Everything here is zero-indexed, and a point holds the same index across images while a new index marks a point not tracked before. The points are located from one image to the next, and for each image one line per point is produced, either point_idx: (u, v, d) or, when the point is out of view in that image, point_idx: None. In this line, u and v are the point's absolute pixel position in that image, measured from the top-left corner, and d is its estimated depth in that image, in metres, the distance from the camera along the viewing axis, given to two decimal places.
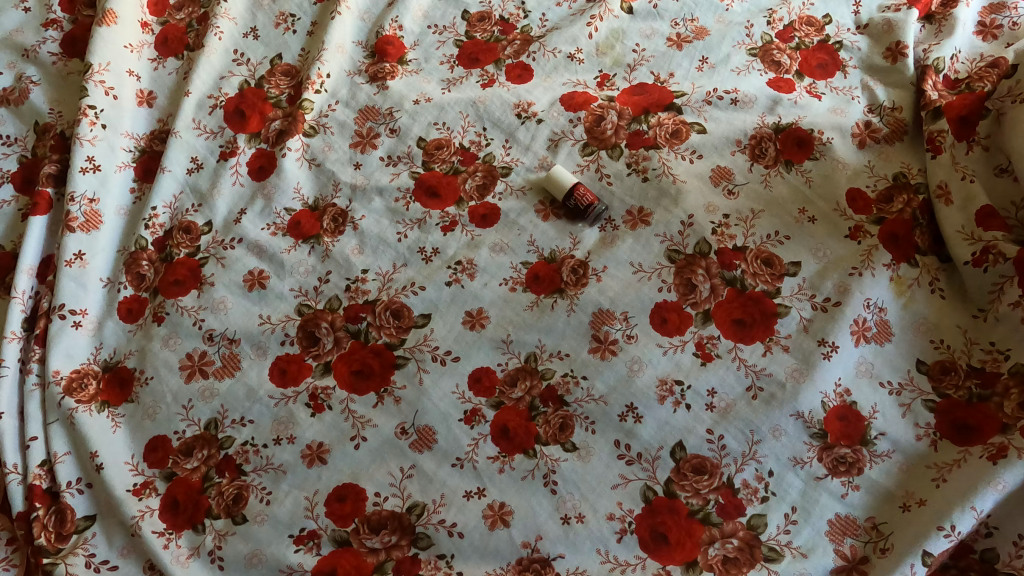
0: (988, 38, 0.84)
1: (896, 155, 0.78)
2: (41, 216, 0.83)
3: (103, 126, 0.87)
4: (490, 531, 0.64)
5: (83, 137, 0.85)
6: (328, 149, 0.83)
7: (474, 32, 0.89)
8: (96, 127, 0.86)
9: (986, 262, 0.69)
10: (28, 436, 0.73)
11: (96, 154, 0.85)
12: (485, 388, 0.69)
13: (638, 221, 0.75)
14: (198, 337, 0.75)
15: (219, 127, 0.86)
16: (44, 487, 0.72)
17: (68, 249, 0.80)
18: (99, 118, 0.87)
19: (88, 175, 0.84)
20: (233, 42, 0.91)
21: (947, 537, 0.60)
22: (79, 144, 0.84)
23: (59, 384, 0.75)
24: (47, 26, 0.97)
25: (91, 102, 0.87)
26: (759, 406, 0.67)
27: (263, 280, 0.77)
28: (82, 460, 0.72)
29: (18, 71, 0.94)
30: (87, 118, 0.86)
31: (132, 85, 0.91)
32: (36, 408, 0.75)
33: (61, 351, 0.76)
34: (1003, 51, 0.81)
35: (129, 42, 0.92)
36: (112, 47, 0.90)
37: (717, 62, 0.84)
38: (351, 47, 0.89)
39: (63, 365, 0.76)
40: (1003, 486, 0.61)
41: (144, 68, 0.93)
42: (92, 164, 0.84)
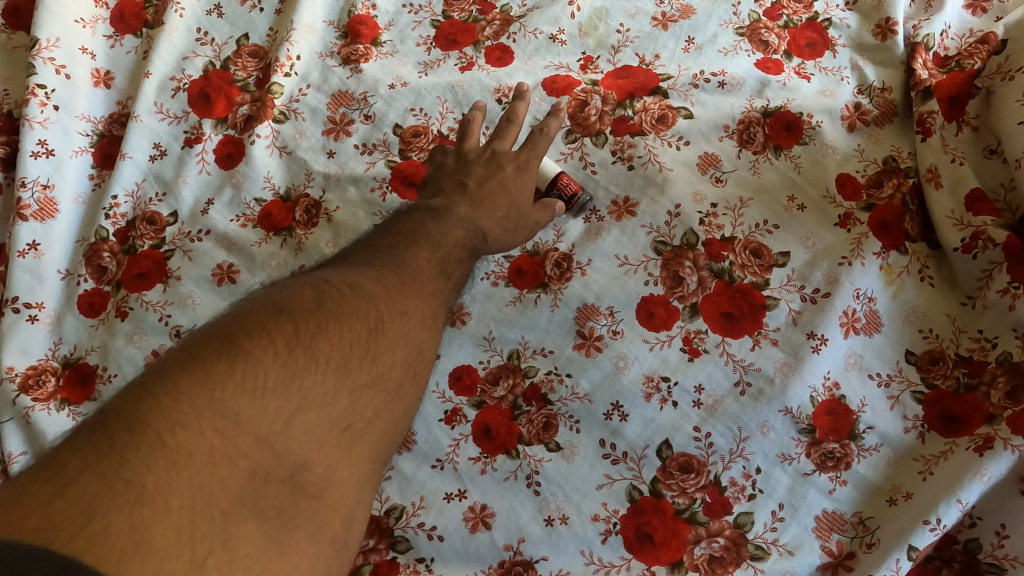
0: (978, 13, 0.80)
1: (885, 138, 0.75)
2: None
3: (55, 107, 0.82)
4: (472, 534, 0.64)
5: (33, 119, 0.81)
6: (299, 136, 0.79)
7: (451, 11, 0.85)
8: (48, 108, 0.82)
9: (975, 248, 0.67)
10: None
11: (49, 138, 0.81)
12: (466, 387, 0.68)
13: (623, 212, 0.73)
14: (164, 333, 0.72)
15: (183, 112, 0.82)
16: None
17: (22, 239, 0.77)
18: (50, 99, 0.82)
19: (40, 160, 0.80)
20: (196, 19, 0.87)
21: (932, 532, 0.59)
22: (29, 127, 0.81)
23: (15, 381, 0.72)
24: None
25: (41, 82, 0.82)
26: (747, 403, 0.65)
27: (233, 274, 0.74)
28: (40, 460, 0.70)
29: None
30: (36, 98, 0.82)
31: (86, 64, 0.86)
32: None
33: (16, 346, 0.74)
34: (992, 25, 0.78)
35: (80, 17, 0.87)
36: (61, 22, 0.86)
37: (703, 43, 0.80)
38: (322, 27, 0.85)
39: (19, 361, 0.73)
40: (989, 478, 0.60)
41: (99, 45, 0.88)
42: (45, 148, 0.81)
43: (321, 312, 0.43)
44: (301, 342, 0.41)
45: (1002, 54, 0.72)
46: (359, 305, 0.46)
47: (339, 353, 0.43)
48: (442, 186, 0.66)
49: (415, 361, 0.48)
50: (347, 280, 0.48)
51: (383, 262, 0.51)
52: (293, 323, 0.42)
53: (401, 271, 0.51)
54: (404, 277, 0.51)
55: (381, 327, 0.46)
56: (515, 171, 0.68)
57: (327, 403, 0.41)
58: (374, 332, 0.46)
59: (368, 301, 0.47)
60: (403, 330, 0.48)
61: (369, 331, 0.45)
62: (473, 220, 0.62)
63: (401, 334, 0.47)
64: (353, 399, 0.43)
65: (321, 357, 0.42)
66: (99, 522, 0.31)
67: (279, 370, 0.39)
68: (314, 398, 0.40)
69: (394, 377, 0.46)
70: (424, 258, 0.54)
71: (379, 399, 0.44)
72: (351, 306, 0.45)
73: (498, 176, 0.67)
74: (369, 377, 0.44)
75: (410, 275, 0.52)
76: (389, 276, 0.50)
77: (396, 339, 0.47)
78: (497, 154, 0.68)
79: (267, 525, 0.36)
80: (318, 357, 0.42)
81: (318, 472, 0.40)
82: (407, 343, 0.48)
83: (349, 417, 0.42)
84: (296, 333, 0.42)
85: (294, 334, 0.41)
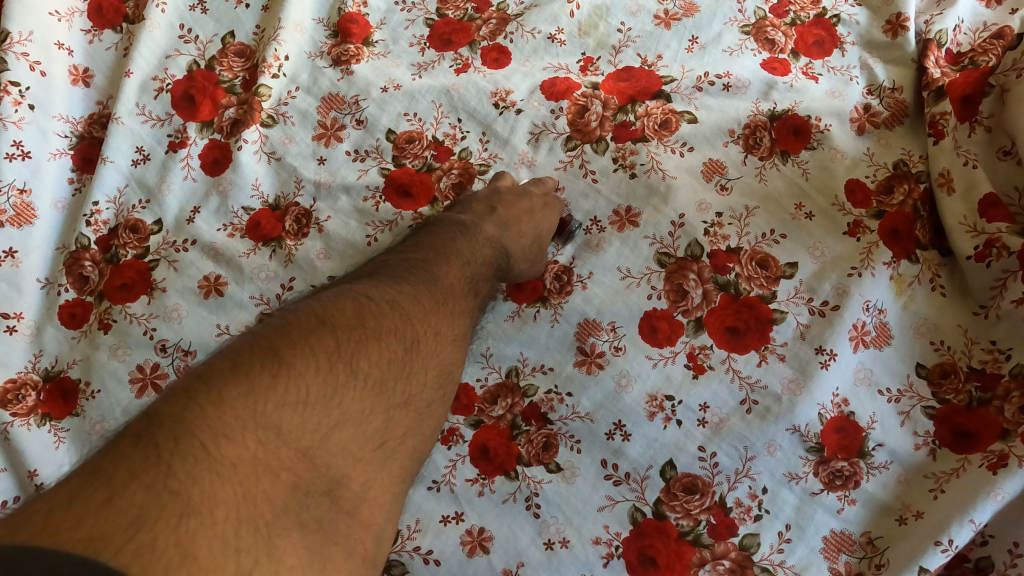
0: (992, 5, 0.77)
1: (896, 140, 0.73)
2: None
3: (30, 106, 0.79)
4: (469, 558, 0.62)
5: (7, 119, 0.78)
6: (289, 141, 0.77)
7: (445, 9, 0.81)
8: (22, 108, 0.79)
9: (990, 257, 0.64)
10: None
11: (25, 139, 0.78)
12: (463, 406, 0.65)
13: (625, 222, 0.70)
14: (149, 347, 0.70)
15: (166, 114, 0.79)
16: None
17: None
18: (24, 98, 0.79)
19: (16, 163, 0.77)
20: (178, 15, 0.83)
21: (944, 553, 0.58)
22: (4, 128, 0.77)
23: None
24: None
25: (15, 79, 0.79)
26: (753, 421, 0.63)
27: (221, 287, 0.71)
28: (19, 477, 0.69)
29: None
30: (10, 97, 0.79)
31: (63, 60, 0.82)
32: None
33: None
34: (1007, 18, 0.75)
35: (55, 9, 0.83)
36: (34, 15, 0.81)
37: (707, 42, 0.77)
38: (310, 26, 0.82)
39: None
40: (1003, 496, 0.58)
41: (76, 41, 0.84)
42: (21, 150, 0.77)
43: (361, 327, 0.45)
44: (342, 361, 0.43)
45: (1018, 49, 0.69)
46: (394, 324, 0.47)
47: (376, 372, 0.44)
48: (471, 206, 0.67)
49: (440, 383, 0.50)
50: (382, 299, 0.49)
51: (414, 280, 0.53)
52: (334, 341, 0.43)
53: (432, 292, 0.53)
54: (434, 298, 0.53)
55: (413, 347, 0.48)
56: (543, 207, 0.68)
57: (361, 421, 0.43)
58: (407, 352, 0.47)
59: (403, 321, 0.48)
60: (431, 352, 0.50)
61: (402, 353, 0.47)
62: (500, 244, 0.64)
63: (429, 356, 0.49)
64: (385, 417, 0.44)
65: (359, 375, 0.43)
66: (148, 532, 0.31)
67: (319, 387, 0.41)
68: (350, 416, 0.42)
69: (422, 396, 0.48)
70: (451, 280, 0.56)
71: (409, 419, 0.46)
72: (386, 325, 0.47)
73: (526, 204, 0.67)
74: (400, 396, 0.46)
75: (440, 295, 0.53)
76: (420, 295, 0.52)
77: (425, 361, 0.49)
78: (527, 188, 0.69)
79: (308, 536, 0.37)
80: (357, 375, 0.43)
81: (352, 488, 0.41)
82: (436, 361, 0.50)
83: (382, 434, 0.44)
84: (336, 351, 0.43)
85: (334, 351, 0.43)
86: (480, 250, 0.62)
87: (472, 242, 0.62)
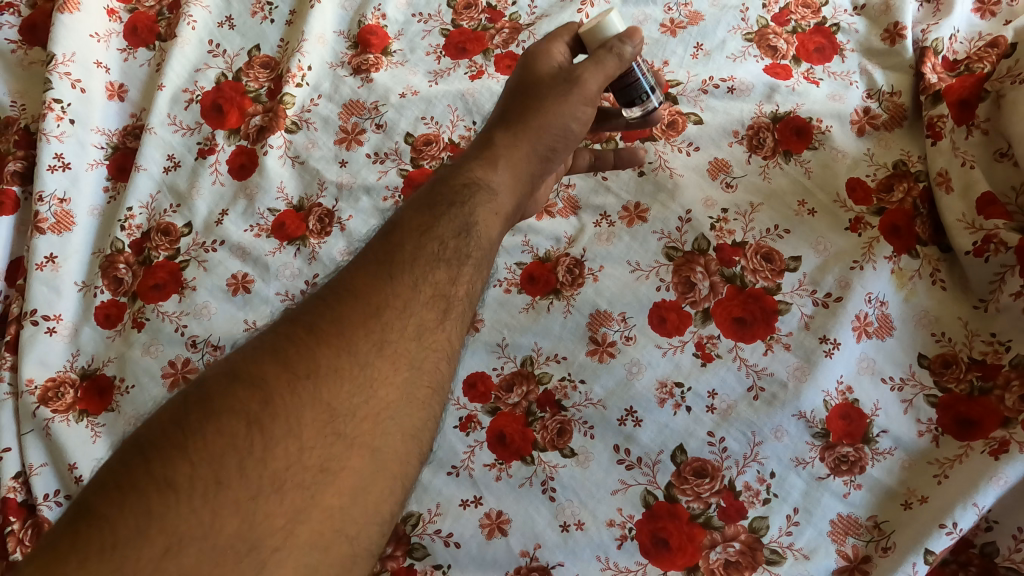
0: (986, 16, 0.80)
1: (896, 141, 0.75)
2: (7, 217, 0.82)
3: (71, 121, 0.84)
4: (488, 540, 0.64)
5: (49, 133, 0.82)
6: (311, 146, 0.80)
7: (459, 20, 0.85)
8: (64, 122, 0.83)
9: (988, 252, 0.66)
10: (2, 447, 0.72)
11: (65, 152, 0.83)
12: (480, 394, 0.69)
13: (634, 217, 0.74)
14: (180, 343, 0.73)
15: (196, 123, 0.84)
16: (20, 500, 0.71)
17: (40, 253, 0.78)
18: (66, 113, 0.84)
19: (57, 174, 0.82)
20: (207, 32, 0.89)
21: (948, 536, 0.59)
22: (46, 141, 0.82)
23: (34, 393, 0.73)
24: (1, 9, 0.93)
25: (58, 96, 0.84)
26: (760, 407, 0.65)
27: (248, 284, 0.75)
28: (60, 471, 0.71)
29: None
30: (53, 113, 0.83)
31: (101, 77, 0.88)
32: (9, 419, 0.73)
33: (35, 358, 0.75)
34: (1002, 29, 0.77)
35: (95, 31, 0.89)
36: (77, 37, 0.87)
37: (712, 49, 0.81)
38: (332, 38, 0.87)
39: (38, 373, 0.74)
40: (1005, 481, 0.59)
41: (113, 59, 0.90)
42: (61, 162, 0.82)
43: (194, 420, 0.40)
44: (152, 480, 0.37)
45: (1013, 57, 0.71)
46: (238, 395, 0.41)
47: (209, 469, 0.38)
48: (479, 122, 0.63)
49: (343, 428, 0.42)
50: (238, 367, 0.43)
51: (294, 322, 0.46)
52: (145, 459, 0.38)
53: (314, 320, 0.45)
54: (310, 335, 0.45)
55: (272, 408, 0.41)
56: (520, 64, 0.64)
57: (204, 535, 0.37)
58: (259, 421, 0.40)
59: (253, 383, 0.42)
60: (313, 398, 0.42)
61: (252, 424, 0.40)
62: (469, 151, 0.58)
63: (308, 406, 0.42)
64: (250, 509, 0.38)
65: (181, 485, 0.38)
66: None
67: (128, 522, 0.36)
68: (183, 535, 0.36)
69: (307, 465, 0.40)
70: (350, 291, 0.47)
71: (292, 496, 0.39)
72: (226, 401, 0.41)
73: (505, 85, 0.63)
74: (266, 482, 0.39)
75: (326, 317, 0.45)
76: (292, 334, 0.45)
77: (298, 416, 0.41)
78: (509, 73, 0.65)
79: None
80: (177, 485, 0.37)
81: None
82: (321, 406, 0.42)
83: (249, 539, 0.37)
84: (144, 470, 0.38)
85: (159, 465, 0.38)
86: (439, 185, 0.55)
87: (412, 197, 0.55)
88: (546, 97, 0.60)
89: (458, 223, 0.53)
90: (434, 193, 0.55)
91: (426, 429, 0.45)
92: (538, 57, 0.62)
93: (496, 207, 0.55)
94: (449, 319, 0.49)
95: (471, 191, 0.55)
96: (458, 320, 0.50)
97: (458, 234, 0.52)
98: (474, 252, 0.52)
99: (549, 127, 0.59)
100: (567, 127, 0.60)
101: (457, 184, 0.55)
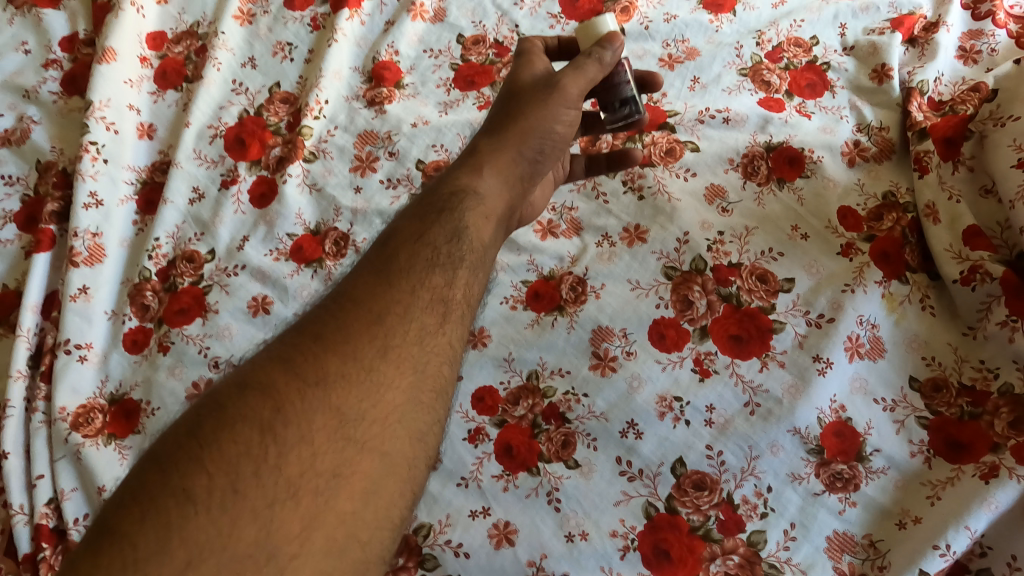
0: (970, 63, 0.83)
1: (885, 173, 0.78)
2: (44, 253, 0.87)
3: (105, 161, 0.90)
4: (496, 551, 0.66)
5: (85, 173, 0.89)
6: (328, 174, 0.86)
7: (468, 55, 0.92)
8: (98, 163, 0.90)
9: (974, 281, 0.68)
10: (35, 475, 0.74)
11: (99, 189, 0.88)
12: (488, 407, 0.72)
13: (634, 238, 0.78)
14: (203, 365, 0.76)
15: (219, 156, 0.89)
16: (51, 526, 0.72)
17: (74, 285, 0.82)
18: (101, 154, 0.90)
19: (91, 211, 0.87)
20: (231, 72, 0.96)
21: (942, 558, 0.60)
22: (82, 180, 0.88)
23: (66, 420, 0.76)
24: (47, 65, 1.03)
25: (93, 139, 0.91)
26: (757, 422, 0.67)
27: (267, 305, 0.79)
28: (90, 494, 0.73)
29: (19, 111, 1.00)
30: (89, 154, 0.90)
31: (133, 119, 0.95)
32: (42, 446, 0.76)
33: (67, 386, 0.77)
34: (983, 75, 0.81)
35: (128, 78, 0.97)
36: (112, 84, 0.95)
37: (708, 82, 0.86)
38: (348, 73, 0.93)
39: (70, 401, 0.77)
40: (996, 506, 0.60)
41: (143, 102, 0.97)
42: (95, 199, 0.88)
43: (205, 433, 0.42)
44: (171, 492, 0.39)
45: (994, 102, 0.75)
46: (251, 403, 0.43)
47: (226, 478, 0.40)
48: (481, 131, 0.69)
49: (351, 432, 0.44)
50: (248, 378, 0.45)
51: (298, 335, 0.49)
52: (163, 472, 0.40)
53: (319, 330, 0.49)
54: (314, 345, 0.48)
55: (284, 415, 0.43)
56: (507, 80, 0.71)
57: (222, 545, 0.38)
58: (272, 428, 0.43)
59: (264, 392, 0.44)
60: (322, 404, 0.45)
61: (265, 432, 0.42)
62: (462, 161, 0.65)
63: (318, 412, 0.44)
64: (266, 517, 0.40)
65: (199, 495, 0.39)
66: None
67: (149, 536, 0.37)
68: (203, 545, 0.38)
69: (320, 470, 0.42)
70: (349, 304, 0.51)
71: (306, 503, 0.41)
72: (239, 410, 0.43)
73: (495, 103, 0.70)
74: (281, 488, 0.41)
75: (331, 326, 0.49)
76: (299, 344, 0.48)
77: (309, 423, 0.44)
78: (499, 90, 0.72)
79: None
80: (195, 496, 0.39)
81: None
82: (328, 412, 0.44)
83: (266, 547, 0.39)
84: (164, 483, 0.40)
85: (174, 479, 0.40)
86: (430, 196, 0.61)
87: (406, 210, 0.60)
88: (529, 105, 0.67)
89: (449, 229, 0.57)
90: (426, 204, 0.60)
91: (433, 433, 0.48)
92: (526, 66, 0.71)
93: (482, 210, 0.61)
94: (449, 323, 0.52)
95: (458, 199, 0.60)
96: (458, 324, 0.53)
97: (450, 238, 0.57)
98: (467, 256, 0.57)
99: (531, 129, 0.66)
100: (550, 128, 0.67)
101: (446, 193, 0.61)
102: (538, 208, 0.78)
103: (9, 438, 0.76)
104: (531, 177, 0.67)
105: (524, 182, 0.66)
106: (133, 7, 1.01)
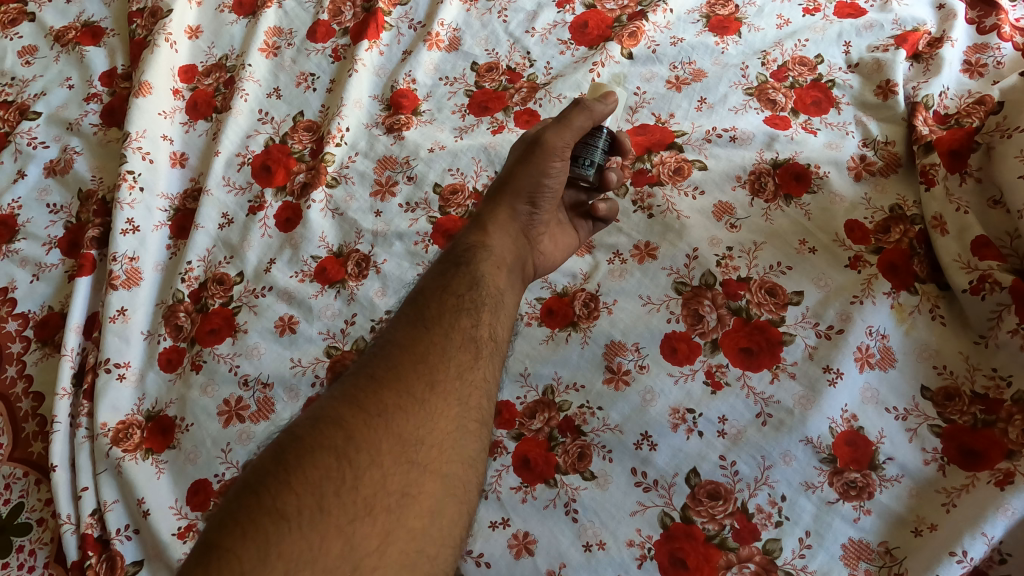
0: (975, 76, 0.85)
1: (892, 187, 0.79)
2: (86, 276, 0.91)
3: (140, 189, 0.95)
4: (516, 560, 0.68)
5: (123, 200, 0.93)
6: (350, 199, 0.89)
7: (482, 82, 0.96)
8: (135, 190, 0.94)
9: (984, 290, 0.69)
10: (80, 487, 0.78)
11: (135, 216, 0.93)
12: (506, 421, 0.75)
13: (645, 254, 0.80)
14: (234, 382, 0.80)
15: (247, 183, 0.93)
16: (96, 536, 0.76)
17: (113, 307, 0.87)
18: (137, 182, 0.95)
19: (129, 236, 0.91)
20: (258, 102, 1.00)
21: (959, 563, 0.60)
22: (120, 207, 0.92)
23: (107, 435, 0.79)
24: (89, 99, 1.09)
25: (130, 168, 0.95)
26: (769, 432, 0.69)
27: (293, 325, 0.82)
28: (131, 506, 0.76)
29: (63, 143, 1.06)
30: (126, 183, 0.94)
31: (166, 148, 0.99)
32: (85, 460, 0.79)
33: (107, 403, 0.81)
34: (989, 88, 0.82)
35: (163, 110, 1.02)
36: (147, 116, 1.00)
37: (715, 102, 0.89)
38: (367, 102, 0.97)
39: (110, 417, 0.81)
40: (1013, 513, 0.60)
41: (176, 132, 1.02)
42: (132, 226, 0.92)
43: (288, 461, 0.45)
44: (267, 512, 0.42)
45: (1001, 113, 0.76)
46: (326, 434, 0.47)
47: (313, 497, 0.43)
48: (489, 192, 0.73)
49: (414, 456, 0.48)
50: (318, 414, 0.49)
51: (354, 378, 0.52)
52: (257, 496, 0.43)
53: (373, 371, 0.53)
54: (369, 385, 0.51)
55: (355, 442, 0.47)
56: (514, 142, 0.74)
57: (314, 558, 0.41)
58: (347, 454, 0.46)
59: (334, 424, 0.48)
60: (386, 431, 0.48)
61: (341, 456, 0.46)
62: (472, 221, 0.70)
63: (383, 438, 0.48)
64: (348, 534, 0.43)
65: (290, 514, 0.42)
66: None
67: (251, 552, 0.40)
68: (298, 558, 0.41)
69: (390, 490, 0.46)
70: (396, 350, 0.54)
71: (382, 521, 0.44)
72: (316, 440, 0.47)
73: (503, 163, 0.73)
74: (359, 507, 0.44)
75: (382, 368, 0.53)
76: (358, 383, 0.51)
77: (377, 449, 0.47)
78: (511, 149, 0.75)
79: None
80: (288, 515, 0.42)
81: None
82: (392, 442, 0.48)
83: (352, 560, 0.42)
84: (259, 504, 0.43)
85: (269, 500, 0.43)
86: (449, 252, 0.65)
87: (428, 270, 0.64)
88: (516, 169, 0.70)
89: (467, 280, 0.61)
90: (444, 261, 0.64)
91: (481, 459, 0.51)
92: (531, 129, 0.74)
93: (494, 260, 0.64)
94: (483, 359, 0.56)
95: (470, 253, 0.64)
96: (492, 361, 0.57)
97: (470, 285, 0.61)
98: (487, 296, 0.61)
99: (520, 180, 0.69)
100: (539, 182, 0.69)
101: (461, 248, 0.65)
102: (556, 258, 0.76)
103: (56, 452, 0.80)
104: (532, 227, 0.71)
105: (527, 235, 0.71)
106: (167, 43, 1.06)
